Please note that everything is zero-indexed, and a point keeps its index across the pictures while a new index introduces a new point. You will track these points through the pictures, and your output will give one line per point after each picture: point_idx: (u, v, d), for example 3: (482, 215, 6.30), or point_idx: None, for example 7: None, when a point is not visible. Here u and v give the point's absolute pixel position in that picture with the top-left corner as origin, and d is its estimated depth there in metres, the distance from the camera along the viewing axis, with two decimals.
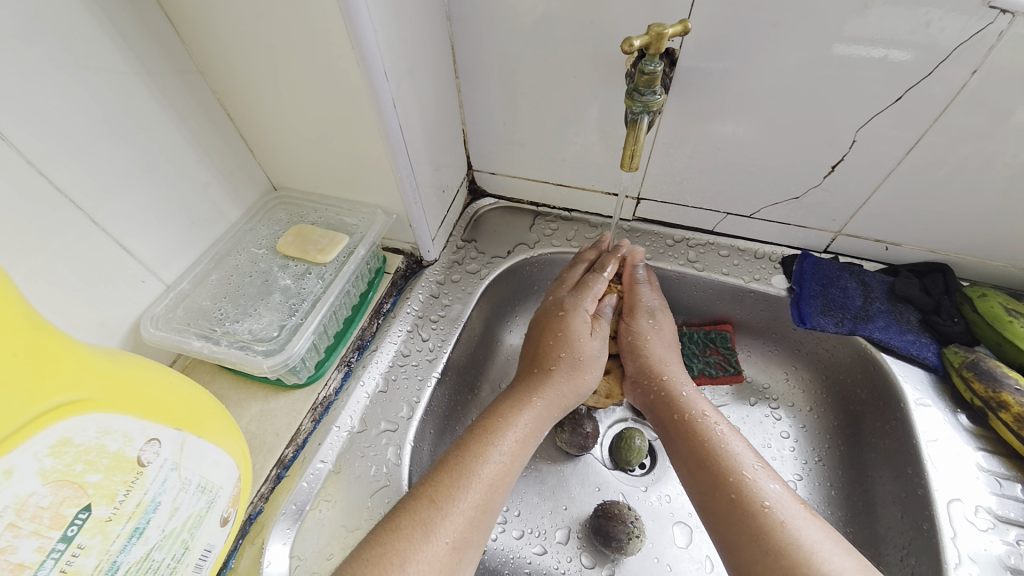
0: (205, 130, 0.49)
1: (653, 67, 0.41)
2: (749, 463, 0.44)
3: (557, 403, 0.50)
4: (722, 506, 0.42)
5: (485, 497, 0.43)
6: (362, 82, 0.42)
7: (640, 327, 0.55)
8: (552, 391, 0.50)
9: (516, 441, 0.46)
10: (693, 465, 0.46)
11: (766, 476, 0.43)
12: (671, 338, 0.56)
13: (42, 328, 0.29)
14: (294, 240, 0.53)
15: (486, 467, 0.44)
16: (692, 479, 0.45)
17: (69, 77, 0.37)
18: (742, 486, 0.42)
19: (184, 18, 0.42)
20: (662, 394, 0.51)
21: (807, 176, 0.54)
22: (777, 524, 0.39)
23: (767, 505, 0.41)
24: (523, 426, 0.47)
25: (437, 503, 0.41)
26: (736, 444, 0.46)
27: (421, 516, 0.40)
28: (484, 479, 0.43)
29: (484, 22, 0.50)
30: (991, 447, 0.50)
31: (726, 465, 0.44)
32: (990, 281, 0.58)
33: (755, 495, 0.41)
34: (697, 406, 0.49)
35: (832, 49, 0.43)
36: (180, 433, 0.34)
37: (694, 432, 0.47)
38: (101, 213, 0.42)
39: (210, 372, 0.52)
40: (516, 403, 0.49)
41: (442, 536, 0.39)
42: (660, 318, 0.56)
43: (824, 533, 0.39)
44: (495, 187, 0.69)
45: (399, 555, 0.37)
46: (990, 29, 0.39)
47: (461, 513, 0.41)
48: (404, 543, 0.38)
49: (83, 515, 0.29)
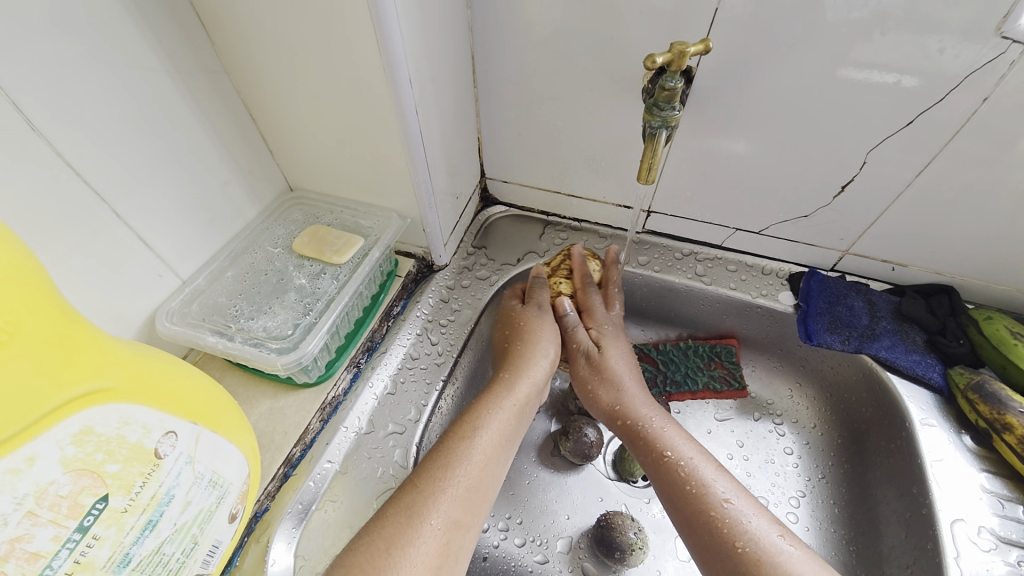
0: (227, 129, 0.50)
1: (674, 83, 0.42)
2: (721, 498, 0.43)
3: (535, 377, 0.52)
4: (702, 537, 0.42)
5: (475, 474, 0.43)
6: (387, 87, 0.43)
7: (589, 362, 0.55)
8: (526, 371, 0.51)
9: (496, 427, 0.46)
10: (668, 501, 0.45)
11: (743, 510, 0.42)
12: (626, 368, 0.54)
13: (72, 318, 0.30)
14: (309, 240, 0.54)
15: (469, 448, 0.44)
16: (673, 509, 0.44)
17: (100, 72, 0.38)
18: (721, 523, 0.41)
19: (215, 19, 0.43)
20: (629, 428, 0.51)
21: (817, 195, 0.55)
22: (753, 566, 0.38)
23: (742, 545, 0.39)
24: (501, 412, 0.47)
25: (420, 487, 0.41)
26: (711, 478, 0.44)
27: (405, 500, 0.40)
28: (469, 459, 0.43)
29: (505, 34, 0.52)
30: (995, 469, 0.51)
31: (700, 502, 0.43)
32: (995, 305, 0.59)
33: (731, 536, 0.40)
34: (664, 438, 0.48)
35: (846, 73, 0.44)
36: (195, 427, 0.34)
37: (667, 467, 0.46)
38: (124, 206, 0.42)
39: (221, 369, 0.52)
40: (495, 386, 0.50)
41: (429, 518, 0.39)
42: (602, 354, 0.55)
43: (804, 565, 0.38)
44: (506, 195, 0.70)
45: (386, 540, 0.37)
46: (1002, 57, 0.40)
47: (448, 494, 0.41)
48: (390, 529, 0.38)
49: (100, 506, 0.29)
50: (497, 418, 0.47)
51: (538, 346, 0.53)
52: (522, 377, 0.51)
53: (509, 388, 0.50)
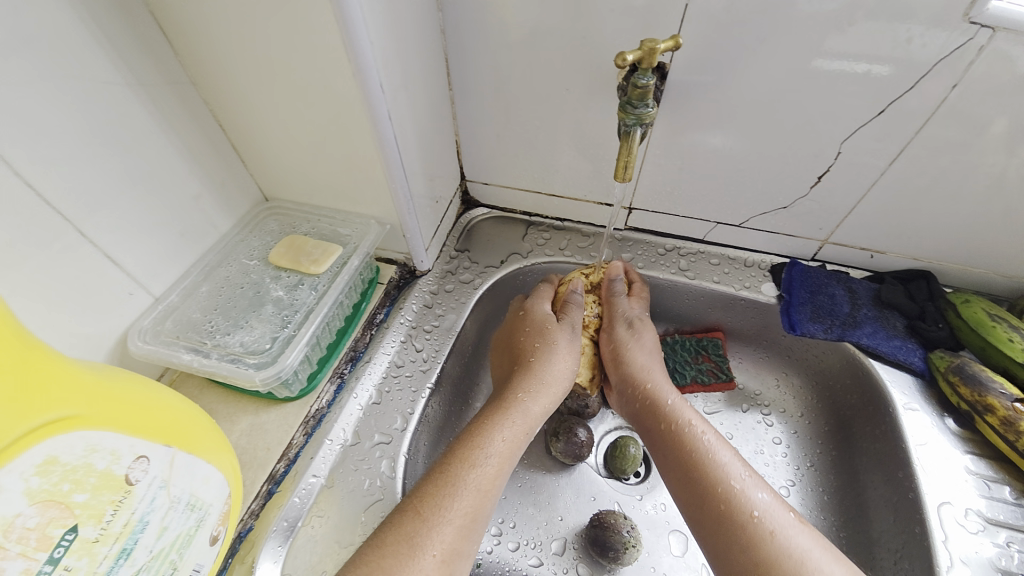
0: (196, 140, 0.49)
1: (646, 80, 0.42)
2: (737, 473, 0.44)
3: (548, 402, 0.51)
4: (712, 522, 0.42)
5: (477, 503, 0.42)
6: (358, 92, 0.42)
7: (620, 336, 0.56)
8: (542, 388, 0.51)
9: (505, 442, 0.46)
10: (682, 475, 0.45)
11: (755, 485, 0.43)
12: (652, 344, 0.56)
13: (31, 344, 0.29)
14: (286, 250, 0.53)
15: (476, 475, 0.43)
16: (682, 491, 0.45)
17: (59, 87, 0.37)
18: (731, 497, 0.42)
19: (178, 29, 0.42)
20: (649, 401, 0.51)
21: (795, 186, 0.55)
22: (768, 536, 0.39)
23: (757, 515, 0.41)
24: (508, 434, 0.46)
25: (423, 515, 0.40)
26: (723, 453, 0.45)
27: (406, 529, 0.39)
28: (474, 486, 0.42)
29: (478, 35, 0.51)
30: (978, 450, 0.52)
31: (715, 476, 0.44)
32: (972, 288, 0.60)
33: (744, 506, 0.41)
34: (683, 414, 0.49)
35: (817, 64, 0.45)
36: (170, 449, 0.33)
37: (682, 442, 0.47)
38: (90, 224, 0.41)
39: (199, 385, 0.51)
40: (506, 405, 0.49)
41: (429, 549, 0.38)
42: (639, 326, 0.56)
43: (814, 542, 0.40)
44: (487, 197, 0.70)
45: (386, 572, 0.36)
46: (972, 42, 0.40)
47: (450, 524, 0.40)
48: (389, 560, 0.37)
49: (70, 536, 0.28)
50: (511, 440, 0.46)
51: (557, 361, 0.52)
52: (538, 400, 0.50)
53: (523, 404, 0.49)
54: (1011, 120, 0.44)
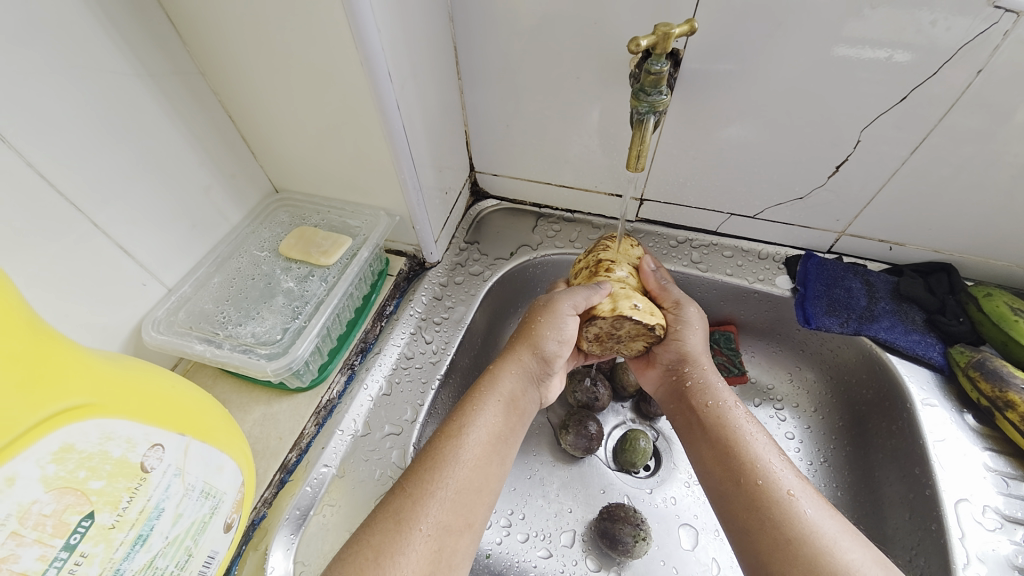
0: (205, 131, 0.49)
1: (659, 66, 0.41)
2: (770, 454, 0.43)
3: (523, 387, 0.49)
4: (742, 501, 0.42)
5: (465, 477, 0.42)
6: (366, 82, 0.42)
7: (686, 320, 0.52)
8: (513, 363, 0.50)
9: (488, 423, 0.45)
10: (716, 454, 0.45)
11: (785, 466, 0.42)
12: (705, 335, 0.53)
13: (43, 333, 0.29)
14: (296, 242, 0.53)
15: (457, 449, 0.43)
16: (714, 469, 0.45)
17: (69, 78, 0.37)
18: (765, 474, 0.42)
19: (186, 19, 0.42)
20: (690, 382, 0.50)
21: (811, 176, 0.54)
22: (799, 514, 0.39)
23: (790, 493, 0.40)
24: (489, 416, 0.46)
25: (407, 490, 0.40)
26: (755, 433, 0.45)
27: (394, 506, 0.39)
28: (459, 460, 0.42)
29: (487, 23, 0.50)
30: (998, 447, 0.51)
31: (749, 454, 0.43)
32: (994, 281, 0.58)
33: (777, 484, 0.41)
34: (722, 395, 0.48)
35: (835, 50, 0.43)
36: (183, 438, 0.34)
37: (722, 422, 0.46)
38: (102, 216, 0.41)
39: (212, 376, 0.52)
40: (478, 386, 0.48)
41: (418, 524, 0.38)
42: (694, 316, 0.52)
43: (841, 525, 0.39)
44: (497, 189, 0.69)
45: (375, 548, 0.37)
46: (995, 28, 0.39)
47: (437, 497, 0.40)
48: (377, 536, 0.37)
49: (86, 523, 0.28)
50: (486, 414, 0.45)
51: (531, 338, 0.50)
52: (506, 373, 0.49)
53: (493, 383, 0.48)
54: None
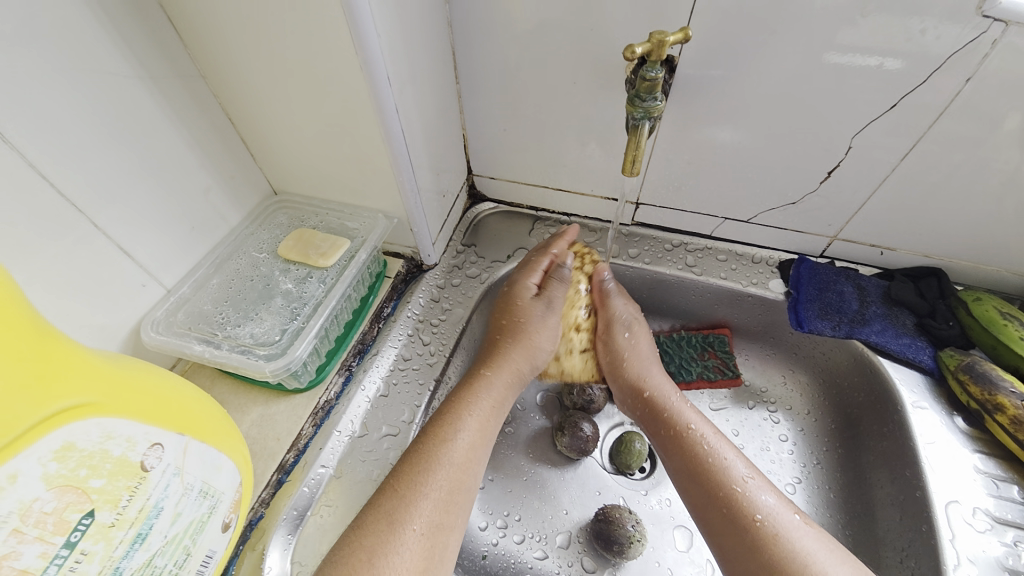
0: (205, 132, 0.49)
1: (654, 73, 0.42)
2: (740, 475, 0.44)
3: (513, 375, 0.51)
4: (716, 527, 0.42)
5: (454, 477, 0.42)
6: (366, 86, 0.43)
7: (615, 342, 0.54)
8: (505, 365, 0.51)
9: (477, 424, 0.46)
10: (686, 478, 0.46)
11: (758, 487, 0.43)
12: (650, 352, 0.55)
13: (46, 332, 0.29)
14: (295, 244, 0.53)
15: (449, 450, 0.43)
16: (687, 494, 0.45)
17: (72, 80, 0.37)
18: (735, 501, 0.42)
19: (187, 22, 0.42)
20: (651, 406, 0.51)
21: (804, 181, 0.55)
22: (771, 540, 0.39)
23: (760, 519, 0.41)
24: (479, 411, 0.47)
25: (400, 493, 0.40)
26: (728, 455, 0.45)
27: (384, 508, 0.39)
28: (449, 462, 0.43)
29: (486, 28, 0.51)
30: (987, 449, 0.51)
31: (718, 478, 0.44)
32: (985, 285, 0.59)
33: (749, 509, 0.41)
34: (684, 416, 0.49)
35: (828, 58, 0.44)
36: (182, 437, 0.34)
37: (685, 444, 0.47)
38: (102, 216, 0.41)
39: (210, 376, 0.52)
40: (472, 381, 0.50)
41: (409, 525, 0.39)
42: (637, 331, 0.55)
43: (818, 543, 0.39)
44: (494, 192, 0.70)
45: (367, 550, 0.37)
46: (983, 37, 0.40)
47: (428, 499, 0.40)
48: (370, 538, 0.38)
49: (87, 521, 0.28)
50: (477, 412, 0.47)
51: (527, 345, 0.52)
52: (500, 376, 0.50)
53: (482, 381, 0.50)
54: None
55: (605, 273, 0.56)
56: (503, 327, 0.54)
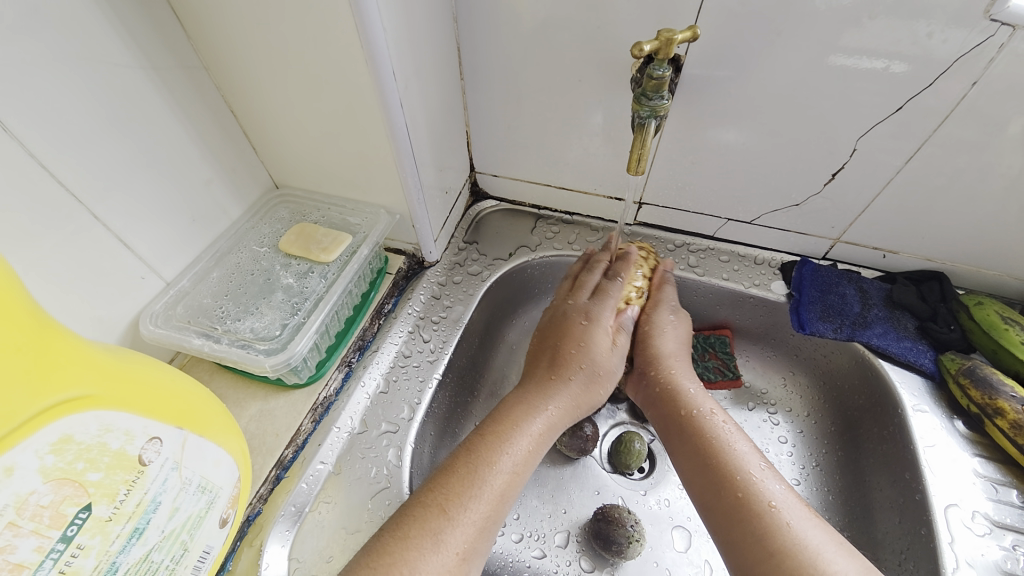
0: (207, 125, 0.49)
1: (662, 71, 0.42)
2: (756, 464, 0.44)
3: (571, 410, 0.49)
4: (727, 513, 0.42)
5: (493, 509, 0.41)
6: (370, 80, 0.42)
7: (658, 320, 0.55)
8: (568, 398, 0.49)
9: (528, 449, 0.45)
10: (699, 462, 0.45)
11: (772, 477, 0.43)
12: (683, 343, 0.56)
13: (45, 323, 0.29)
14: (296, 238, 0.53)
15: (492, 477, 0.42)
16: (696, 480, 0.45)
17: (74, 69, 0.37)
18: (749, 487, 0.42)
19: (190, 13, 0.42)
20: (669, 387, 0.51)
21: (807, 183, 0.55)
22: (783, 525, 0.39)
23: (774, 505, 0.41)
24: (533, 439, 0.46)
25: (446, 513, 0.40)
26: (742, 444, 0.45)
27: (430, 525, 0.39)
28: (492, 490, 0.42)
29: (491, 25, 0.51)
30: (987, 453, 0.51)
31: (733, 464, 0.44)
32: (986, 290, 0.59)
33: (762, 495, 0.41)
34: (705, 403, 0.49)
35: (834, 59, 0.44)
36: (181, 431, 0.34)
37: (702, 428, 0.47)
38: (101, 207, 0.41)
39: (209, 371, 0.52)
40: (527, 407, 0.48)
41: (451, 546, 0.38)
42: (675, 320, 0.56)
43: (827, 536, 0.39)
44: (497, 189, 0.69)
45: (410, 564, 0.37)
46: (991, 41, 0.40)
47: (468, 522, 0.40)
48: (413, 552, 0.37)
49: (83, 515, 0.28)
50: (528, 441, 0.45)
51: (592, 370, 0.50)
52: (559, 408, 0.48)
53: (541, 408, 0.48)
54: None
55: (667, 267, 0.59)
56: (569, 353, 0.51)
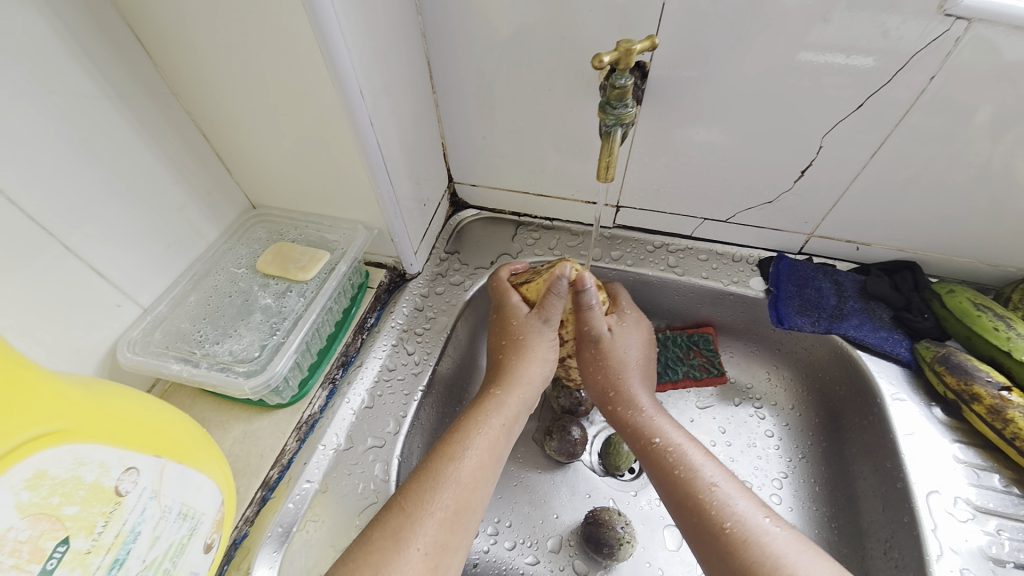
0: (180, 149, 0.49)
1: (623, 81, 0.42)
2: (710, 482, 0.44)
3: (523, 396, 0.50)
4: (693, 531, 0.42)
5: (462, 497, 0.42)
6: (338, 99, 0.43)
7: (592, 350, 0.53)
8: (515, 381, 0.50)
9: (484, 445, 0.45)
10: (663, 482, 0.46)
11: (731, 493, 0.43)
12: (633, 357, 0.54)
13: (14, 360, 0.29)
14: (273, 258, 0.53)
15: (456, 469, 0.43)
16: (665, 497, 0.45)
17: (38, 103, 0.37)
18: (706, 506, 0.42)
19: (156, 40, 0.42)
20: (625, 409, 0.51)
21: (779, 180, 0.56)
22: (740, 544, 0.39)
23: (729, 525, 0.41)
24: (488, 428, 0.47)
25: (406, 510, 0.40)
26: (698, 464, 0.45)
27: (391, 525, 0.39)
28: (455, 480, 0.42)
29: (461, 38, 0.51)
30: (967, 439, 0.52)
31: (692, 484, 0.44)
32: (960, 277, 0.60)
33: (718, 516, 0.41)
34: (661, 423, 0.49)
35: (798, 57, 0.45)
36: (159, 460, 0.34)
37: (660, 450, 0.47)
38: (73, 238, 0.41)
39: (191, 396, 0.52)
40: (481, 402, 0.49)
41: (414, 543, 0.39)
42: (610, 343, 0.53)
43: (790, 545, 0.39)
44: (476, 198, 0.70)
45: (372, 566, 0.37)
46: (948, 34, 0.41)
47: (433, 517, 0.40)
48: (376, 555, 0.37)
49: (62, 548, 0.28)
50: (484, 434, 0.46)
51: (534, 356, 0.52)
52: (511, 395, 0.49)
53: (492, 400, 0.49)
54: (994, 109, 0.44)
55: (587, 282, 0.51)
56: (505, 348, 0.53)
